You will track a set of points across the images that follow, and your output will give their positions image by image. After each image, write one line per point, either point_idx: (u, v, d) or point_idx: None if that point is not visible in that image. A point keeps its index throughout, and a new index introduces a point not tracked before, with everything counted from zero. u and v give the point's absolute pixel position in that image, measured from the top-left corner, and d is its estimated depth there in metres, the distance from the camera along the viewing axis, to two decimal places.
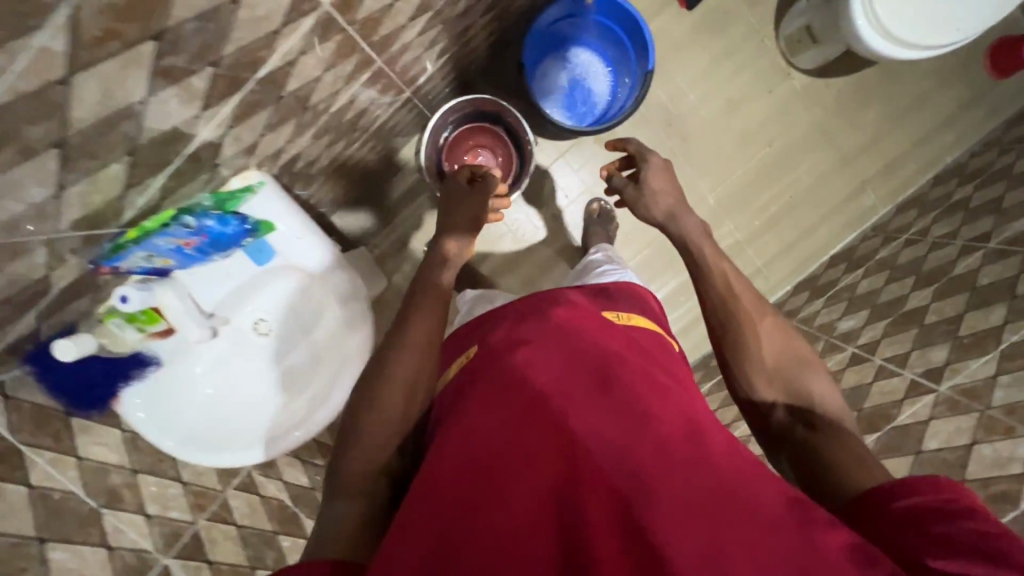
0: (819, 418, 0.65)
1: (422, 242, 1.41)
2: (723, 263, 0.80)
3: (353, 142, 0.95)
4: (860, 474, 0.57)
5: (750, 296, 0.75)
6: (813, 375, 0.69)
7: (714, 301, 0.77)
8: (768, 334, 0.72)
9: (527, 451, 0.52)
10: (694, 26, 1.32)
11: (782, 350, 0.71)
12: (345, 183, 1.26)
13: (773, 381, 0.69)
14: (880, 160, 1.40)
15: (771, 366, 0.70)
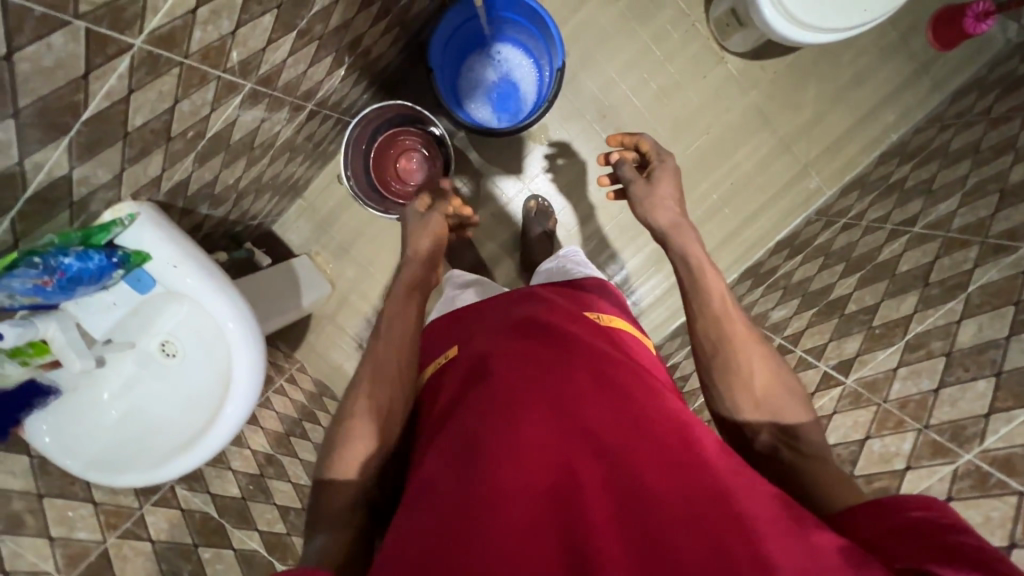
0: (803, 445, 0.63)
1: (363, 247, 1.41)
2: (714, 281, 0.75)
3: (257, 158, 0.96)
4: (840, 491, 0.58)
5: (743, 321, 0.71)
6: (797, 402, 0.66)
7: (692, 314, 0.74)
8: (759, 359, 0.68)
9: (522, 450, 0.53)
10: (619, 15, 1.30)
11: (772, 377, 0.67)
12: (279, 196, 1.26)
13: (759, 407, 0.66)
14: (825, 141, 1.35)
15: (756, 390, 0.67)
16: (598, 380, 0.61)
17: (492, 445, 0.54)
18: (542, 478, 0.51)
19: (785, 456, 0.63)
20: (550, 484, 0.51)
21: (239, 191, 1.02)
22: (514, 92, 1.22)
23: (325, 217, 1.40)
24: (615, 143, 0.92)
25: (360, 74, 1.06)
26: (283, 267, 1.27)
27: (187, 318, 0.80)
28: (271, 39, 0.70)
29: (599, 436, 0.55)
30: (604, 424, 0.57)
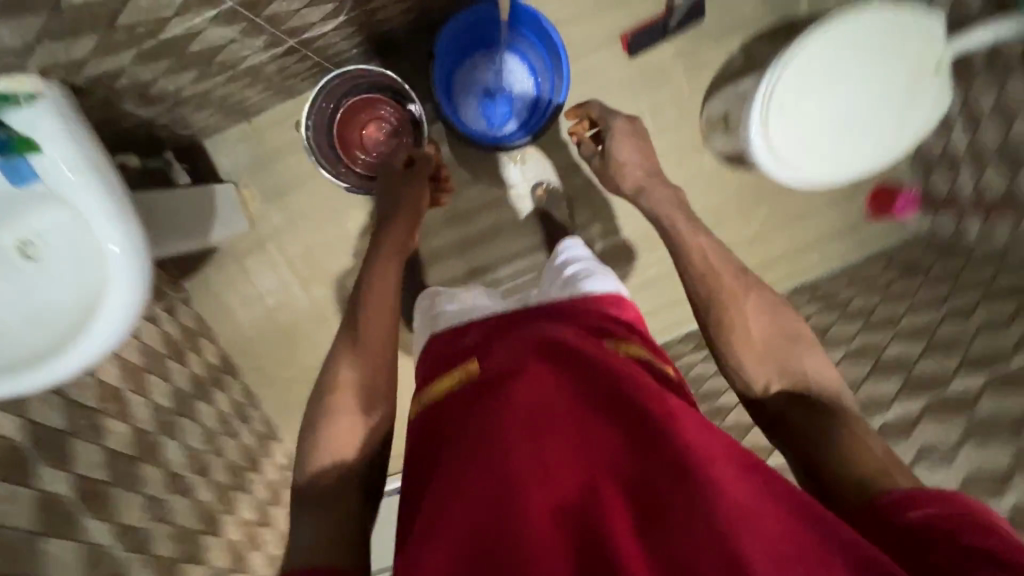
0: (828, 406, 0.73)
1: (299, 198, 1.31)
2: (697, 243, 0.92)
3: (211, 75, 0.85)
4: (871, 453, 0.66)
5: (730, 274, 0.87)
6: (802, 351, 0.79)
7: (705, 300, 0.86)
8: (755, 323, 0.82)
9: (541, 475, 0.55)
10: (627, 74, 1.32)
11: (768, 335, 0.81)
12: (225, 115, 1.14)
13: (762, 364, 0.79)
14: (758, 258, 1.47)
15: (786, 364, 0.79)
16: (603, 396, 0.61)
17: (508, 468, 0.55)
18: (540, 499, 0.53)
19: (825, 423, 0.71)
20: (553, 505, 0.53)
21: (178, 99, 0.89)
22: (508, 104, 1.19)
23: (267, 151, 1.28)
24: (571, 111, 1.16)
25: (357, 29, 0.98)
26: (202, 190, 1.14)
27: (67, 224, 0.69)
28: None
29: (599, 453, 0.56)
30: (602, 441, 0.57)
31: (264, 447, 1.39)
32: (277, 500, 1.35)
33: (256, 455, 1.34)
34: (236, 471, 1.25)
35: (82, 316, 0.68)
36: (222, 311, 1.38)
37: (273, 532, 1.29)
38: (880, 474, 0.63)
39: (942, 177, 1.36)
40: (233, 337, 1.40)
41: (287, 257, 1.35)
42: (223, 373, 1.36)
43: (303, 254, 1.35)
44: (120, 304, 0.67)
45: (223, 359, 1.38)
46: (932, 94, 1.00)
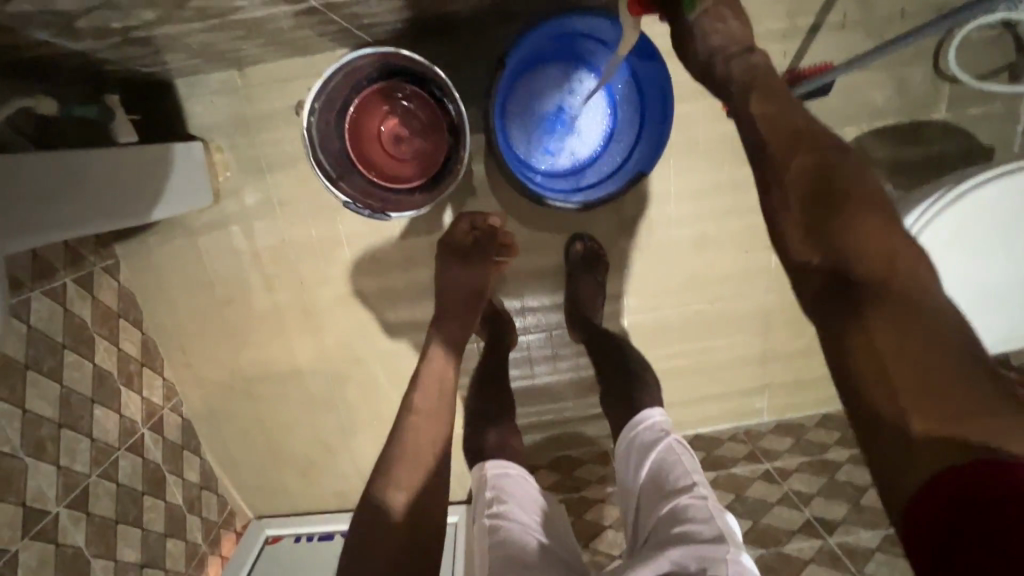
0: (904, 305, 0.46)
1: (283, 180, 1.04)
2: (773, 105, 0.60)
3: (180, 20, 0.58)
4: (929, 369, 0.43)
5: (795, 140, 0.56)
6: (858, 203, 0.51)
7: (761, 143, 0.58)
8: (816, 196, 0.53)
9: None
10: (717, 136, 1.07)
11: (848, 217, 0.51)
12: (205, 62, 0.85)
13: (819, 240, 0.51)
14: (794, 375, 1.29)
15: (828, 226, 0.51)
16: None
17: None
18: None
19: (865, 315, 0.46)
20: None
21: (129, 37, 0.62)
22: (572, 143, 0.94)
23: (253, 113, 0.99)
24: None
25: (410, 2, 0.72)
26: (155, 152, 0.87)
27: None
28: None
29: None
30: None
31: (178, 461, 1.15)
32: (179, 529, 1.12)
33: (166, 473, 1.11)
34: (133, 496, 1.01)
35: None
36: (158, 290, 1.11)
37: (164, 570, 1.07)
38: (900, 423, 0.43)
39: None
40: (166, 323, 1.13)
41: (253, 245, 1.08)
42: (143, 366, 1.10)
43: (274, 247, 1.09)
44: None
45: (147, 348, 1.12)
46: None
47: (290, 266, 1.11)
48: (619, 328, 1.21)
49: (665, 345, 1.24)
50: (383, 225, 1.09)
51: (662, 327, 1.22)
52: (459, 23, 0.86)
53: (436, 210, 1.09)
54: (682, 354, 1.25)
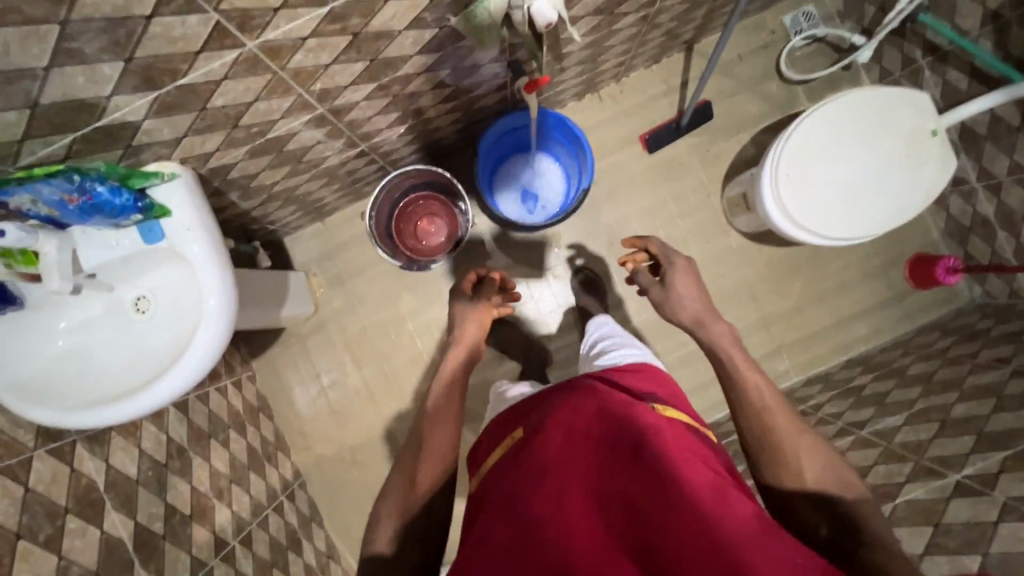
0: (865, 529, 0.66)
1: (358, 284, 1.48)
2: (752, 377, 0.84)
3: (297, 172, 1.06)
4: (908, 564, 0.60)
5: (782, 408, 0.79)
6: (843, 465, 0.74)
7: (761, 408, 0.80)
8: (807, 445, 0.75)
9: (565, 536, 0.58)
10: (648, 167, 1.47)
11: (825, 472, 0.72)
12: (305, 215, 1.37)
13: (810, 496, 0.71)
14: (798, 331, 1.46)
15: (812, 481, 0.72)
16: (629, 451, 0.64)
17: (535, 514, 0.60)
18: (576, 517, 0.60)
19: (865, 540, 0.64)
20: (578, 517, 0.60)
21: (271, 193, 1.10)
22: (541, 188, 1.37)
23: (334, 245, 1.48)
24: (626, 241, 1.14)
25: (416, 136, 1.20)
26: (280, 275, 1.30)
27: (171, 281, 0.85)
28: (355, 82, 0.82)
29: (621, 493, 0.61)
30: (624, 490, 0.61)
31: (307, 528, 1.39)
32: None
33: (300, 535, 1.34)
34: (279, 548, 1.25)
35: (179, 354, 0.80)
36: (282, 390, 1.49)
37: None
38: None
39: (979, 242, 1.35)
40: (289, 415, 1.49)
41: (344, 336, 1.49)
42: (277, 449, 1.42)
43: (359, 334, 1.49)
44: (204, 343, 0.78)
45: (278, 436, 1.45)
46: (935, 155, 1.05)
47: (370, 346, 1.49)
48: (631, 329, 1.46)
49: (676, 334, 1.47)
50: (430, 296, 1.49)
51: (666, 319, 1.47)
52: (449, 147, 1.36)
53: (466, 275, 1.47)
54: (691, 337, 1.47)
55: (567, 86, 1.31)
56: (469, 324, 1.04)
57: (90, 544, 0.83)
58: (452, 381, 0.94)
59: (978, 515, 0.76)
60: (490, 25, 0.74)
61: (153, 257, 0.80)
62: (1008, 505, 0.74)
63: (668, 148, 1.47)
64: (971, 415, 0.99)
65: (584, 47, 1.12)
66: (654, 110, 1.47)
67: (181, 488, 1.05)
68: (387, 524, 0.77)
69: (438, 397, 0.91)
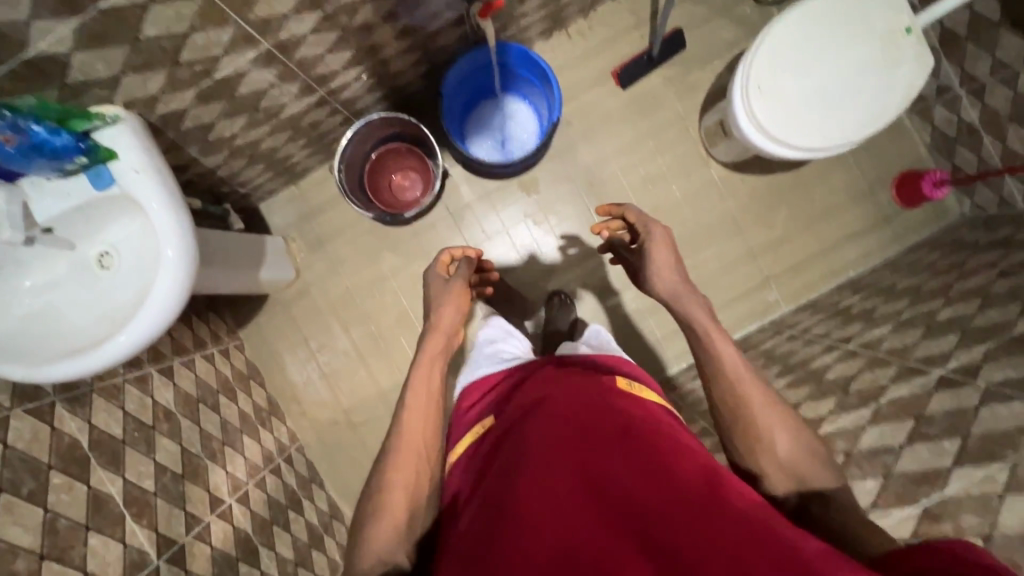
0: (833, 503, 0.65)
1: (338, 246, 1.47)
2: (729, 352, 0.74)
3: (256, 123, 1.04)
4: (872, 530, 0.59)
5: (755, 390, 0.70)
6: (811, 440, 0.68)
7: (736, 386, 0.72)
8: (779, 426, 0.68)
9: (558, 527, 0.52)
10: (622, 104, 1.44)
11: (796, 448, 0.67)
12: (277, 178, 1.35)
13: (784, 473, 0.67)
14: (786, 260, 1.44)
15: (786, 459, 0.67)
16: (619, 434, 0.62)
17: (524, 508, 0.56)
18: (567, 501, 0.55)
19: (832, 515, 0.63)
20: (569, 499, 0.55)
21: (233, 149, 1.08)
22: (511, 129, 1.34)
23: (310, 209, 1.46)
24: (600, 210, 0.92)
25: (378, 82, 1.17)
26: (255, 238, 1.29)
27: (129, 235, 0.83)
28: (296, 10, 0.79)
29: (618, 478, 0.56)
30: (612, 470, 0.57)
31: (308, 489, 1.41)
32: (319, 543, 1.32)
33: (300, 496, 1.36)
34: (278, 507, 1.26)
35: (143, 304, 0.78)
36: (273, 357, 1.49)
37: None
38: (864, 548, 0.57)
39: (966, 152, 1.31)
40: (281, 381, 1.49)
41: (328, 299, 1.48)
42: (271, 415, 1.43)
43: (343, 296, 1.48)
44: (163, 292, 0.76)
45: (271, 402, 1.46)
46: (910, 53, 1.01)
47: (355, 307, 1.48)
48: (617, 271, 1.45)
49: None
50: (412, 253, 1.47)
51: None
52: (415, 96, 1.33)
53: (446, 228, 1.45)
54: None
55: (532, 22, 1.27)
56: (446, 307, 0.90)
57: (77, 498, 0.84)
58: (432, 367, 0.85)
59: (960, 402, 0.74)
60: None
61: (107, 205, 0.79)
62: (990, 390, 0.73)
63: (641, 82, 1.43)
64: (957, 316, 0.97)
65: None
66: (624, 43, 1.43)
67: (171, 449, 1.06)
68: (383, 524, 0.72)
69: (418, 390, 0.82)
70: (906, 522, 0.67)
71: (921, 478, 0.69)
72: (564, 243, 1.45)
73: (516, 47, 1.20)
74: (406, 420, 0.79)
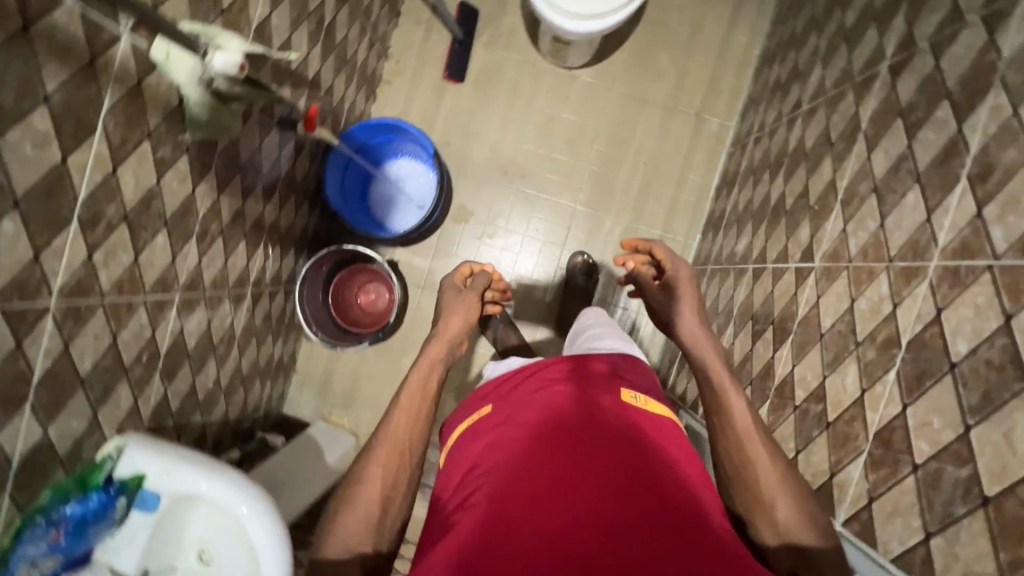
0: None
1: (366, 387, 1.49)
2: (738, 406, 0.72)
3: (224, 355, 1.06)
4: None
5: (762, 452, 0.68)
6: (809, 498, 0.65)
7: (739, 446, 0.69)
8: (785, 489, 0.65)
9: (548, 518, 0.55)
10: (472, 92, 1.46)
11: (795, 506, 0.64)
12: (276, 379, 1.38)
13: (779, 534, 0.63)
14: (699, 90, 1.44)
15: (783, 523, 0.63)
16: (617, 444, 0.64)
17: (517, 496, 0.57)
18: (562, 493, 0.57)
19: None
20: (561, 491, 0.57)
21: (225, 389, 1.11)
22: (408, 187, 1.36)
23: (322, 380, 1.49)
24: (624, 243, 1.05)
25: (283, 244, 1.20)
26: (302, 438, 1.32)
27: (208, 522, 0.80)
28: (175, 251, 0.82)
29: (613, 492, 0.58)
30: (607, 478, 0.59)
31: None
32: None
33: None
34: None
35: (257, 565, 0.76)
36: None
37: None
38: None
39: None
40: None
41: None
42: None
43: None
44: (265, 538, 0.75)
45: None
46: None
47: None
48: (584, 215, 1.46)
49: (616, 185, 1.45)
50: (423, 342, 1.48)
51: (601, 180, 1.46)
52: (319, 229, 1.36)
53: (429, 302, 1.47)
54: (631, 175, 1.45)
55: (351, 97, 1.30)
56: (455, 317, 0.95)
57: None
58: (431, 371, 0.85)
59: (923, 73, 0.73)
60: (213, 109, 0.74)
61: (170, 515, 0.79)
62: (935, 45, 0.73)
63: (471, 64, 1.46)
64: (862, 11, 0.96)
65: (326, 59, 1.11)
66: (433, 49, 1.46)
67: None
68: (353, 512, 0.69)
69: (414, 387, 0.81)
70: (966, 199, 0.60)
71: (943, 157, 0.66)
72: (526, 231, 1.46)
73: (364, 125, 1.24)
74: (402, 399, 0.80)
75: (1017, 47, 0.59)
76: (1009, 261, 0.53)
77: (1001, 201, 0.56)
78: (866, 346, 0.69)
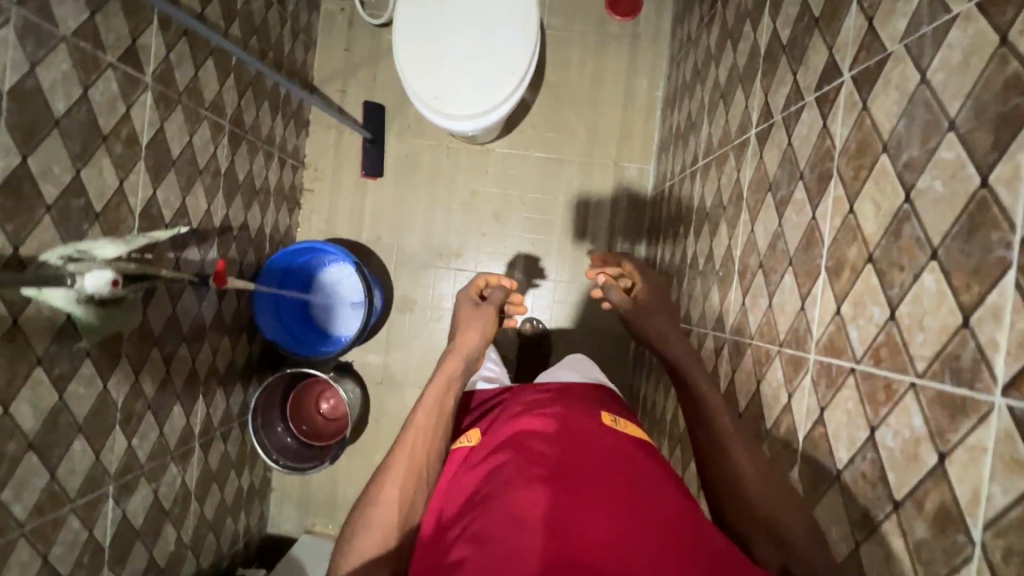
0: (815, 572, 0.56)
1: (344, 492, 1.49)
2: (711, 401, 0.71)
3: (182, 514, 1.07)
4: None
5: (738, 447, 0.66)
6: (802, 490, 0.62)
7: (721, 436, 0.68)
8: (769, 481, 0.63)
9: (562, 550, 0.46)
10: (392, 184, 1.48)
11: (781, 501, 0.61)
12: (251, 507, 1.38)
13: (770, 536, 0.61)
14: (612, 140, 1.46)
15: (773, 521, 0.61)
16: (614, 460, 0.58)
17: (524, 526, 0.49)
18: (572, 520, 0.49)
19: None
20: (569, 518, 0.49)
21: (191, 544, 1.11)
22: (342, 294, 1.37)
23: (299, 493, 1.49)
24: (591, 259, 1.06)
25: (226, 381, 1.20)
26: (285, 563, 1.32)
27: None
28: (98, 448, 0.83)
29: (622, 511, 0.51)
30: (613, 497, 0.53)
31: None
32: None
33: None
34: None
35: None
36: None
37: None
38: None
39: None
40: None
41: None
42: None
43: None
44: None
45: None
46: None
47: None
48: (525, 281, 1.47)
49: (550, 246, 1.46)
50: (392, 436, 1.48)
51: (534, 244, 1.47)
52: (265, 351, 1.37)
53: (391, 396, 1.48)
54: (563, 234, 1.46)
55: (271, 219, 1.32)
56: (466, 330, 0.85)
57: None
58: (448, 390, 0.75)
59: (781, 148, 0.75)
60: (104, 316, 0.75)
61: None
62: (786, 120, 0.74)
63: (387, 157, 1.48)
64: (730, 70, 0.98)
65: (231, 200, 1.13)
66: (347, 151, 1.48)
67: None
68: (369, 535, 0.64)
69: (431, 402, 0.72)
70: (827, 293, 0.61)
71: (805, 242, 0.67)
72: None
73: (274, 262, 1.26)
74: (415, 417, 0.71)
75: (845, 137, 0.60)
76: (866, 366, 0.53)
77: (852, 300, 0.56)
78: (775, 434, 0.70)
